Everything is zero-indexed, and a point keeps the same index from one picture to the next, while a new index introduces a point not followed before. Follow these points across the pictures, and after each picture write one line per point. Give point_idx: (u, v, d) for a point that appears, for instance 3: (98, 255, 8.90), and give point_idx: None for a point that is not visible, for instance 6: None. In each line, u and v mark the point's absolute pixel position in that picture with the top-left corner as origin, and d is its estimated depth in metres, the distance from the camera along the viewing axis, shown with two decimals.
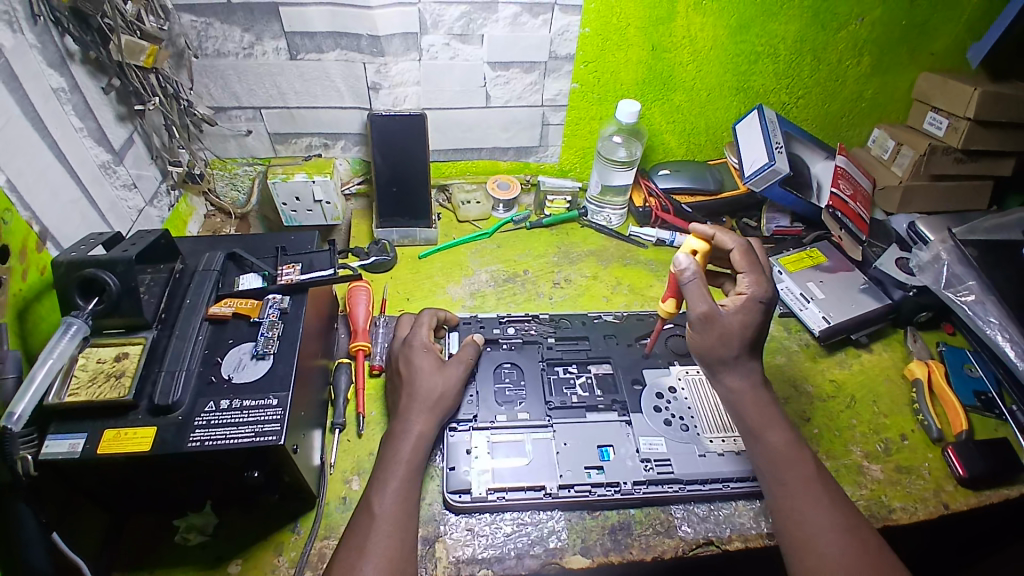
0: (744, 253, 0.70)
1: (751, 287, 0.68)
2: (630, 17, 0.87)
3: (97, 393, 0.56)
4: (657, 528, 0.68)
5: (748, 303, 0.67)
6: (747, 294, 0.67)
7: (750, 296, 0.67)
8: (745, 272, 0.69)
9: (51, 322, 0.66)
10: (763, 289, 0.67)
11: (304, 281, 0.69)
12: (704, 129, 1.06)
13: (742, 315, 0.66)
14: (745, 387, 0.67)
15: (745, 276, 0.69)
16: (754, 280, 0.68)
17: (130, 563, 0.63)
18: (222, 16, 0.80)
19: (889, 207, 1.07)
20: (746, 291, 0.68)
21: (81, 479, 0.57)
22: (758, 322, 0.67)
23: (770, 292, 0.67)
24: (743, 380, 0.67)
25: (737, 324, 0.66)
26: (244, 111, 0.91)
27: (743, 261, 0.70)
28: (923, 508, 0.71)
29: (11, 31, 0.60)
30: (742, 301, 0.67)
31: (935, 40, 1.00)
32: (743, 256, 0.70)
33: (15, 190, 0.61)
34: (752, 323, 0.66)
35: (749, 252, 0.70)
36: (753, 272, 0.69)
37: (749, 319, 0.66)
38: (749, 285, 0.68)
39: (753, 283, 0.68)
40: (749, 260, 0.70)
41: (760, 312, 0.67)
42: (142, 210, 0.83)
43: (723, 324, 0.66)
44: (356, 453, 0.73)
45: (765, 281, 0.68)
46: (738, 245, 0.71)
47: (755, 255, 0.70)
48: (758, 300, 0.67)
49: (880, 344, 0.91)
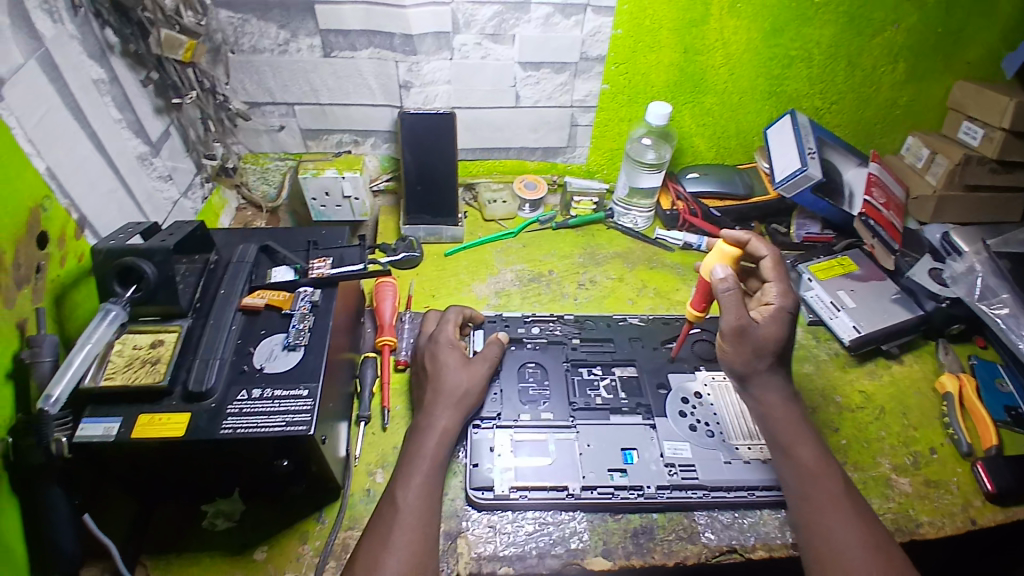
0: (775, 263, 0.70)
1: (778, 298, 0.68)
2: (663, 18, 0.87)
3: (132, 378, 0.58)
4: (680, 533, 0.67)
5: (777, 313, 0.67)
6: (774, 305, 0.68)
7: (778, 307, 0.67)
8: (773, 281, 0.70)
9: (87, 308, 0.68)
10: (791, 299, 0.68)
11: (334, 275, 0.71)
12: (734, 133, 1.05)
13: (774, 326, 0.67)
14: (776, 402, 0.67)
15: (772, 286, 0.69)
16: (782, 291, 0.68)
17: (157, 548, 0.64)
18: (259, 13, 0.81)
19: (922, 217, 1.05)
20: (775, 301, 0.68)
21: (113, 462, 0.58)
22: (788, 333, 0.67)
23: (797, 303, 0.68)
24: (774, 394, 0.67)
25: (770, 335, 0.66)
26: (277, 107, 0.93)
27: (773, 271, 0.70)
28: (950, 523, 0.70)
29: (52, 21, 0.62)
30: (771, 312, 0.67)
31: (969, 49, 0.98)
32: (774, 266, 0.70)
33: (55, 178, 0.63)
34: (783, 333, 0.67)
35: (779, 262, 0.70)
36: (782, 283, 0.69)
37: (780, 330, 0.67)
38: (777, 295, 0.68)
39: (782, 294, 0.68)
40: (778, 270, 0.70)
41: (790, 323, 0.67)
42: (177, 202, 0.85)
43: (755, 337, 0.66)
44: (380, 447, 0.74)
45: (792, 292, 0.68)
46: (770, 255, 0.71)
47: (784, 265, 0.71)
48: (787, 310, 0.67)
49: (910, 355, 0.89)
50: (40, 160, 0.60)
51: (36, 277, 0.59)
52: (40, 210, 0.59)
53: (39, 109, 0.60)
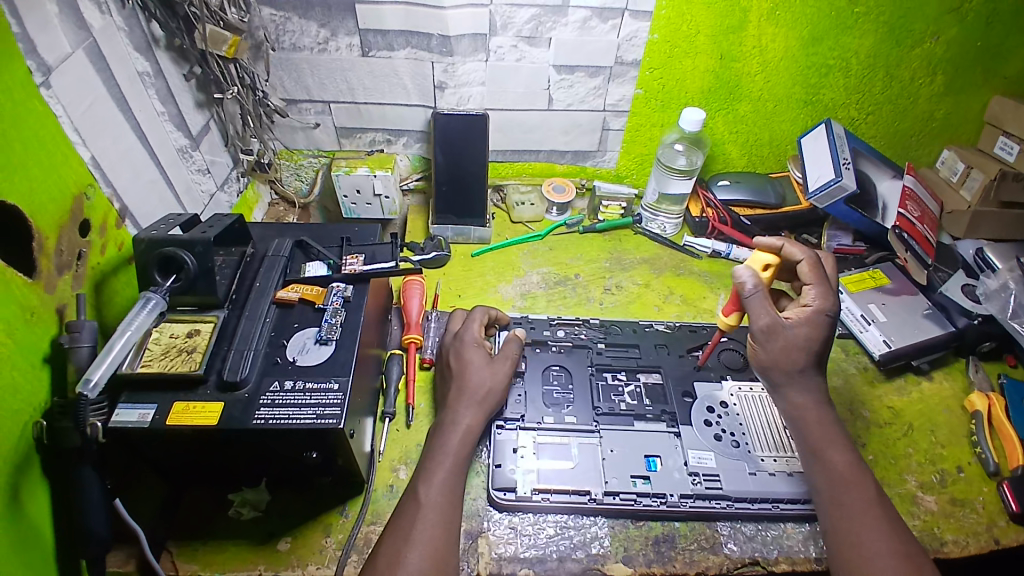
0: (812, 265, 0.70)
1: (816, 300, 0.68)
2: (701, 24, 0.86)
3: (169, 366, 0.59)
4: (702, 543, 0.66)
5: (812, 315, 0.67)
6: (810, 307, 0.67)
7: (814, 309, 0.67)
8: (812, 283, 0.69)
9: (126, 296, 0.69)
10: (829, 301, 0.67)
11: (367, 271, 0.72)
12: (768, 140, 1.04)
13: (809, 328, 0.66)
14: (809, 404, 0.66)
15: (812, 288, 0.69)
16: (820, 294, 0.68)
17: (185, 534, 0.66)
18: (300, 11, 0.83)
19: (956, 232, 1.02)
20: (812, 304, 0.68)
21: (147, 448, 0.59)
22: (825, 336, 0.66)
23: (836, 306, 0.67)
24: (808, 396, 0.66)
25: (805, 337, 0.66)
26: (313, 104, 0.94)
27: (810, 273, 0.69)
28: (975, 542, 0.68)
29: (99, 12, 0.64)
30: (806, 314, 0.67)
31: (1009, 63, 0.95)
32: (811, 269, 0.70)
33: (98, 167, 0.65)
34: (819, 335, 0.66)
35: (817, 264, 0.70)
36: (821, 285, 0.68)
37: (816, 332, 0.66)
38: (814, 297, 0.68)
39: (820, 296, 0.68)
40: (817, 272, 0.69)
41: (825, 326, 0.67)
42: (213, 195, 0.87)
43: (788, 337, 0.66)
44: (404, 443, 0.75)
45: (832, 293, 0.68)
46: (807, 257, 0.70)
47: (824, 269, 0.70)
48: (824, 312, 0.67)
49: (942, 372, 0.87)
50: (85, 149, 0.62)
51: (77, 264, 0.61)
52: (83, 198, 0.61)
53: (85, 100, 0.62)
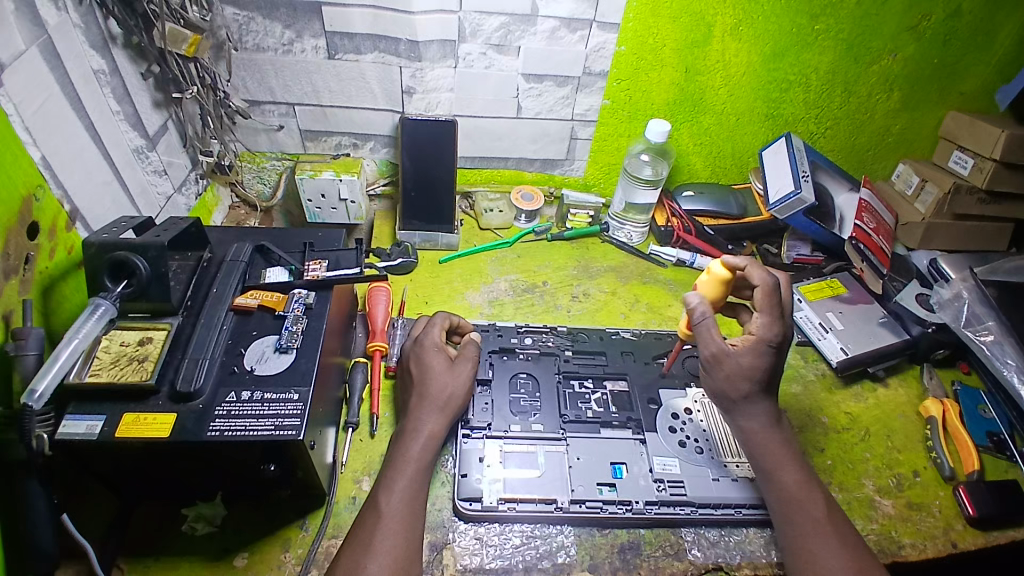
0: (767, 292, 0.66)
1: (760, 329, 0.66)
2: (667, 38, 0.88)
3: (119, 375, 0.56)
4: (667, 549, 0.67)
5: (756, 345, 0.66)
6: (755, 336, 0.66)
7: (758, 338, 0.66)
8: (761, 312, 0.66)
9: (75, 302, 0.66)
10: (774, 330, 0.66)
11: (330, 278, 0.70)
12: (730, 153, 1.07)
13: (751, 357, 0.66)
14: (757, 428, 0.67)
15: (758, 316, 0.67)
16: (765, 322, 0.66)
17: (135, 551, 0.62)
18: (265, 11, 0.81)
19: (911, 243, 1.07)
20: (756, 331, 0.67)
21: (94, 461, 0.56)
22: (771, 363, 0.66)
23: (781, 335, 0.66)
24: (757, 420, 0.68)
25: (749, 366, 0.66)
26: (277, 106, 0.92)
27: (763, 301, 0.66)
28: (932, 546, 0.70)
29: (55, 8, 0.61)
30: (750, 343, 0.67)
31: (964, 80, 1.00)
32: (766, 296, 0.66)
33: (49, 168, 0.61)
34: (763, 364, 0.66)
35: (773, 292, 0.66)
36: (770, 313, 0.66)
37: (760, 361, 0.66)
38: (759, 325, 0.67)
39: (763, 325, 0.66)
40: (771, 299, 0.66)
41: (772, 354, 0.66)
42: (170, 197, 0.84)
43: (731, 366, 0.67)
44: (367, 453, 0.73)
45: (779, 323, 0.66)
46: (763, 283, 0.67)
47: (779, 295, 0.67)
48: (767, 342, 0.66)
49: (897, 379, 0.90)
50: (35, 149, 0.59)
51: (25, 268, 0.57)
52: (32, 199, 0.58)
53: (38, 97, 0.59)
